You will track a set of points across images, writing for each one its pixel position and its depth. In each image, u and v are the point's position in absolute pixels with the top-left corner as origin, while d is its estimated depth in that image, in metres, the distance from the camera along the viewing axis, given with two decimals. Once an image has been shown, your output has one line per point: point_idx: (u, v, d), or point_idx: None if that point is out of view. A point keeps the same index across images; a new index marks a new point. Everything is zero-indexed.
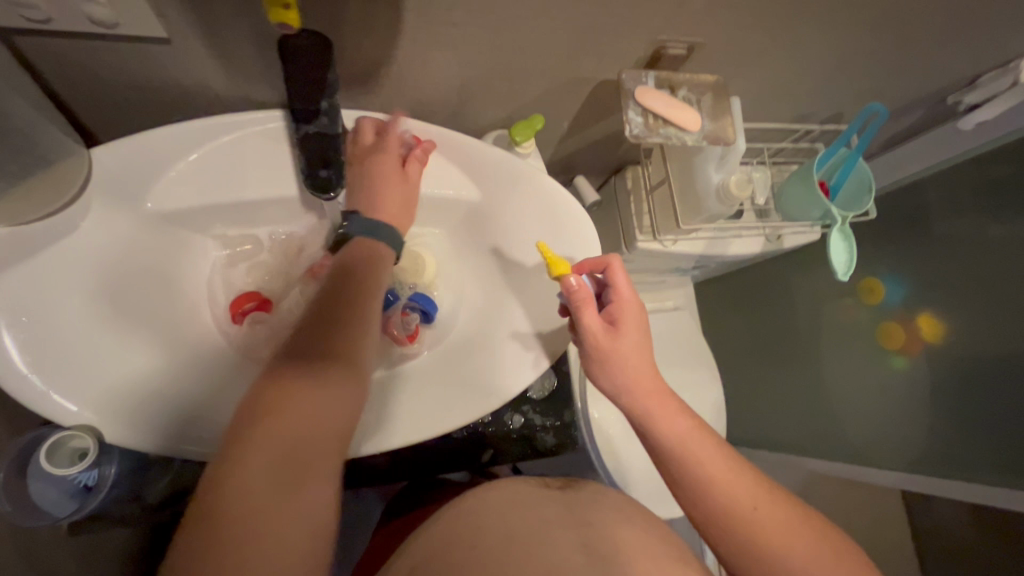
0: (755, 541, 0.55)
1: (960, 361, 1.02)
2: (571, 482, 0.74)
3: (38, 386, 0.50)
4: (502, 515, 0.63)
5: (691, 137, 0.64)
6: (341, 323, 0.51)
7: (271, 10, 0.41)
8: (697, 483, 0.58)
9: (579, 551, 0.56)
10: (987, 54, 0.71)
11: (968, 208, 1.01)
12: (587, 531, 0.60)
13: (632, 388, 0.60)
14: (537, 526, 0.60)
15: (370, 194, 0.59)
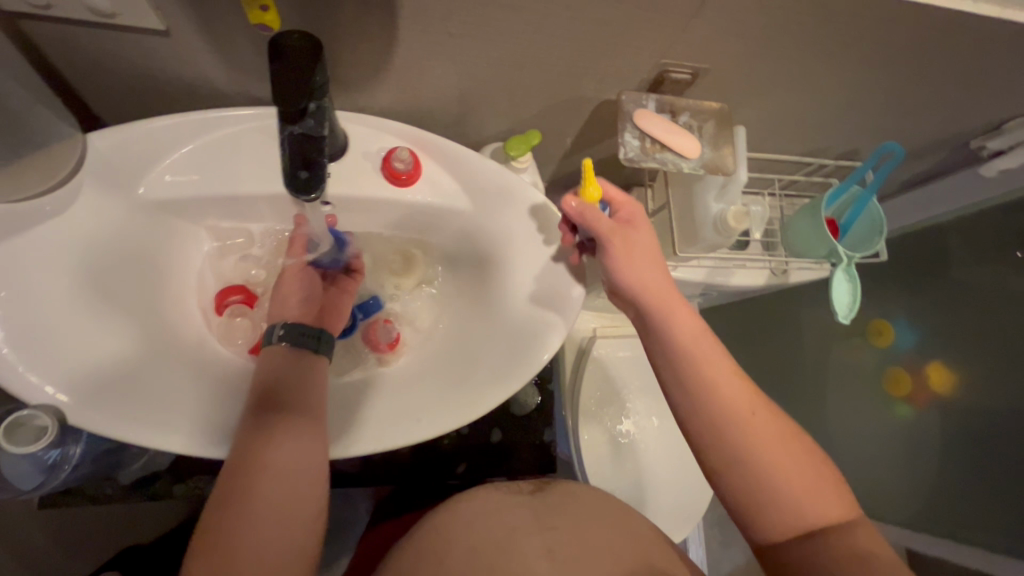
0: (747, 447, 0.52)
1: (974, 415, 0.98)
2: (542, 484, 0.72)
3: (12, 361, 0.50)
4: (477, 515, 0.64)
5: (689, 164, 0.62)
6: (303, 386, 0.55)
7: (251, 11, 0.48)
8: (696, 378, 0.55)
9: (542, 559, 0.57)
10: (1012, 100, 0.68)
11: (989, 256, 0.97)
12: (554, 535, 0.60)
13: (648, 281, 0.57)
14: (506, 532, 0.61)
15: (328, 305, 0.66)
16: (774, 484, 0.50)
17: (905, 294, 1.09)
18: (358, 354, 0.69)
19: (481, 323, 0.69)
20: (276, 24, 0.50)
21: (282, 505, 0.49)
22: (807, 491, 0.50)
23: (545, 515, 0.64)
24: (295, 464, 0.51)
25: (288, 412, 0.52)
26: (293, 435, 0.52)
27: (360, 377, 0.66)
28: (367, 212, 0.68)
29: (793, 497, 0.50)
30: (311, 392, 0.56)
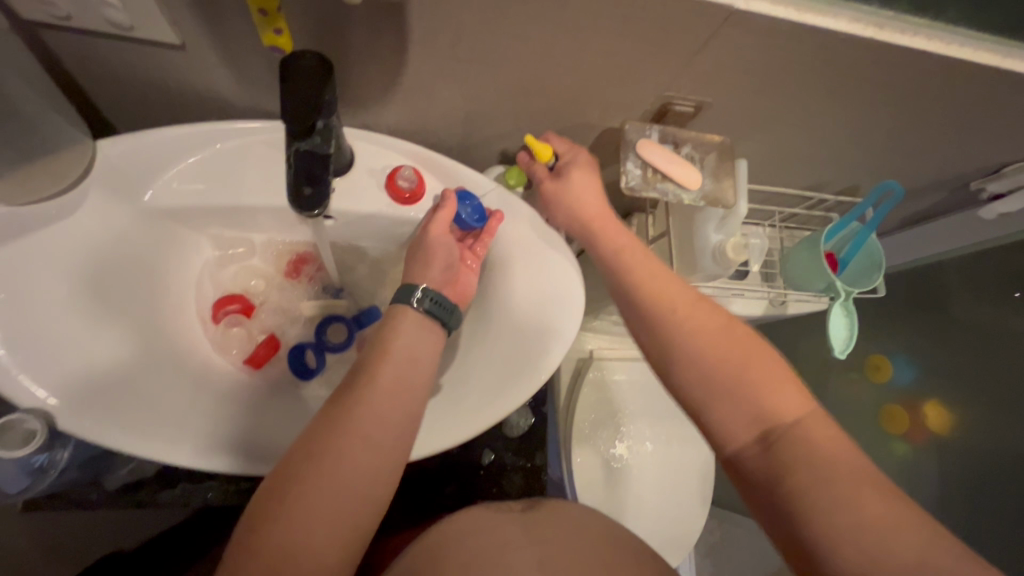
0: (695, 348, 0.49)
1: (970, 455, 0.99)
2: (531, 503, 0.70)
3: (6, 362, 0.50)
4: (471, 531, 0.62)
5: (689, 195, 0.62)
6: (404, 359, 0.49)
7: (265, 34, 0.49)
8: (649, 299, 0.53)
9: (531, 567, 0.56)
10: (1013, 146, 0.69)
11: (988, 297, 0.97)
12: (546, 548, 0.58)
13: (595, 213, 0.60)
14: (498, 546, 0.59)
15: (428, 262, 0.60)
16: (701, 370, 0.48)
17: (905, 330, 1.09)
18: None
19: (480, 346, 0.67)
20: (288, 46, 0.51)
21: (373, 468, 0.43)
22: (756, 379, 0.46)
23: (537, 528, 0.62)
24: (385, 428, 0.45)
25: (391, 376, 0.47)
26: (378, 395, 0.46)
27: None
28: (369, 228, 0.68)
29: (721, 386, 0.47)
30: (413, 353, 0.50)
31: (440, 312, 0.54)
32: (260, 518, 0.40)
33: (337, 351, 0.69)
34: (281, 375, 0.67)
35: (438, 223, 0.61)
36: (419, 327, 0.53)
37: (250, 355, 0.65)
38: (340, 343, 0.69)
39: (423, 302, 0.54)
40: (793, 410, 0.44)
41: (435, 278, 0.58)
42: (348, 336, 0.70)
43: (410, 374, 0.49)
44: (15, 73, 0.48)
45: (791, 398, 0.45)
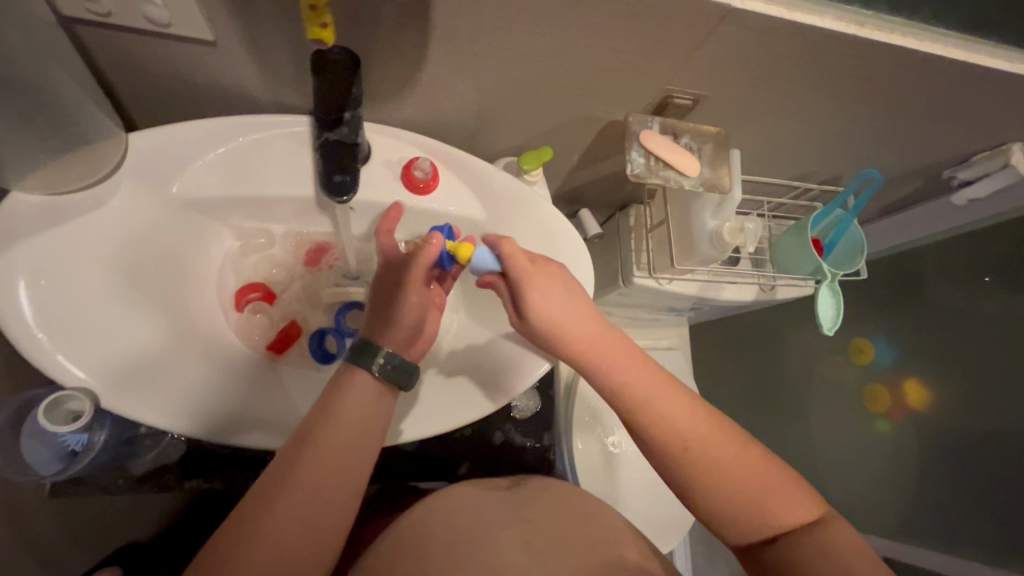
0: (646, 406, 0.57)
1: (946, 429, 1.05)
2: (518, 481, 0.77)
3: (48, 345, 0.53)
4: (459, 508, 0.68)
5: (689, 182, 0.67)
6: (348, 407, 0.54)
7: (309, 28, 0.46)
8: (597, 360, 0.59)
9: (518, 547, 0.62)
10: (980, 136, 0.75)
11: (960, 280, 1.04)
12: (530, 527, 0.65)
13: (566, 326, 0.58)
14: (486, 524, 0.64)
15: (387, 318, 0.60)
16: (653, 416, 0.56)
17: (885, 314, 1.16)
18: None
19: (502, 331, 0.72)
20: (332, 39, 0.48)
21: (324, 501, 0.50)
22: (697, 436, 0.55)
23: (521, 509, 0.68)
24: (333, 466, 0.51)
25: (338, 422, 0.53)
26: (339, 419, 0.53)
27: None
28: (387, 217, 0.71)
29: (673, 434, 0.55)
30: (359, 399, 0.55)
31: (395, 376, 0.57)
32: (209, 566, 0.45)
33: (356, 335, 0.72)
34: (304, 359, 0.69)
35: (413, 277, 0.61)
36: (365, 379, 0.56)
37: (274, 339, 0.68)
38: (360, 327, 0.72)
39: (382, 369, 0.56)
40: (725, 453, 0.54)
41: (399, 338, 0.59)
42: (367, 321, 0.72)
43: (359, 416, 0.54)
44: (65, 70, 0.50)
45: (781, 491, 0.53)
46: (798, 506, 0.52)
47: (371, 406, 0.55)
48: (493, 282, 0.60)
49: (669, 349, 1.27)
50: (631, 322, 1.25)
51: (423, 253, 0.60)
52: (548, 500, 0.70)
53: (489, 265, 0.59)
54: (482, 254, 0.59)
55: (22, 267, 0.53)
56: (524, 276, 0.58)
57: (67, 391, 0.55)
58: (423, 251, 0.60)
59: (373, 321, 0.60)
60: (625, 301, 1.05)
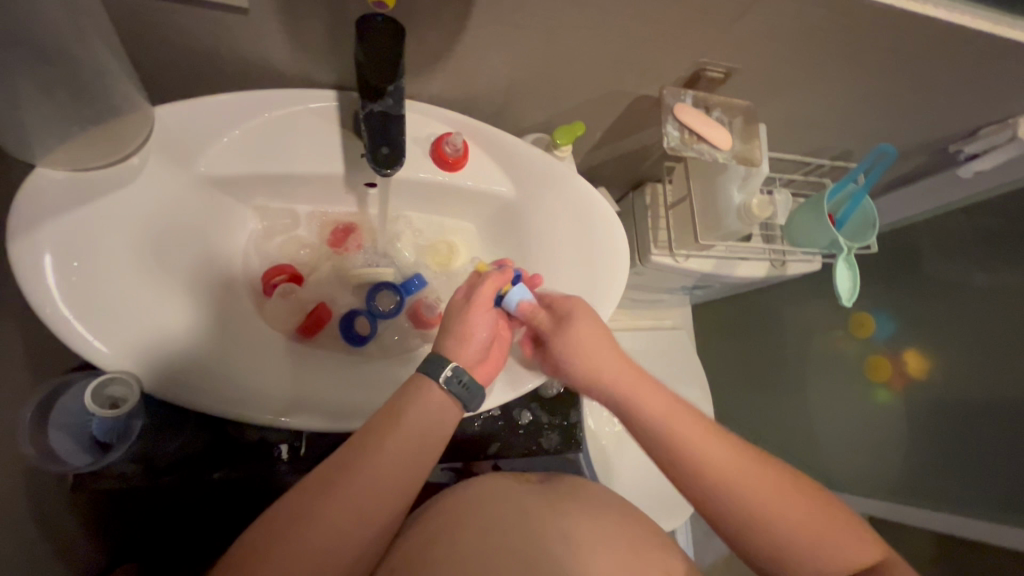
0: (702, 464, 0.55)
1: (947, 399, 1.05)
2: (551, 476, 0.70)
3: (82, 329, 0.50)
4: (486, 500, 0.61)
5: (722, 155, 0.68)
6: (414, 416, 0.52)
7: None
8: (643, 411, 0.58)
9: (557, 543, 0.55)
10: (989, 109, 0.78)
11: (955, 252, 1.06)
12: (568, 519, 0.58)
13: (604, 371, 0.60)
14: (520, 514, 0.58)
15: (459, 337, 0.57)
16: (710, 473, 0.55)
17: (883, 288, 1.18)
18: (403, 332, 0.70)
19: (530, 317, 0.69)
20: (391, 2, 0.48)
21: (375, 508, 0.49)
22: (758, 489, 0.54)
23: (555, 500, 0.61)
24: (389, 473, 0.50)
25: (401, 429, 0.51)
26: (398, 441, 0.51)
27: (408, 355, 0.69)
28: (417, 195, 0.70)
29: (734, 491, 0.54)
30: (426, 409, 0.53)
31: (465, 396, 0.55)
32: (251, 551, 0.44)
33: (388, 318, 0.70)
34: (335, 342, 0.68)
35: (483, 301, 0.58)
36: (431, 390, 0.54)
37: (303, 322, 0.66)
38: (391, 309, 0.70)
39: (450, 384, 0.54)
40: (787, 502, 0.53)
41: (469, 357, 0.57)
42: (399, 303, 0.70)
43: (423, 427, 0.52)
44: (98, 38, 0.47)
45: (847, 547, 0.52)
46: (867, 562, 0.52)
47: (435, 417, 0.53)
48: (531, 312, 0.61)
49: (674, 328, 1.29)
50: (638, 302, 1.27)
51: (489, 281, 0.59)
52: (582, 495, 0.63)
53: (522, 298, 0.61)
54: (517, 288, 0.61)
55: (55, 248, 0.50)
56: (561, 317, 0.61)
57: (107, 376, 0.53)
58: (490, 279, 0.59)
59: (445, 340, 0.57)
60: (638, 280, 1.06)
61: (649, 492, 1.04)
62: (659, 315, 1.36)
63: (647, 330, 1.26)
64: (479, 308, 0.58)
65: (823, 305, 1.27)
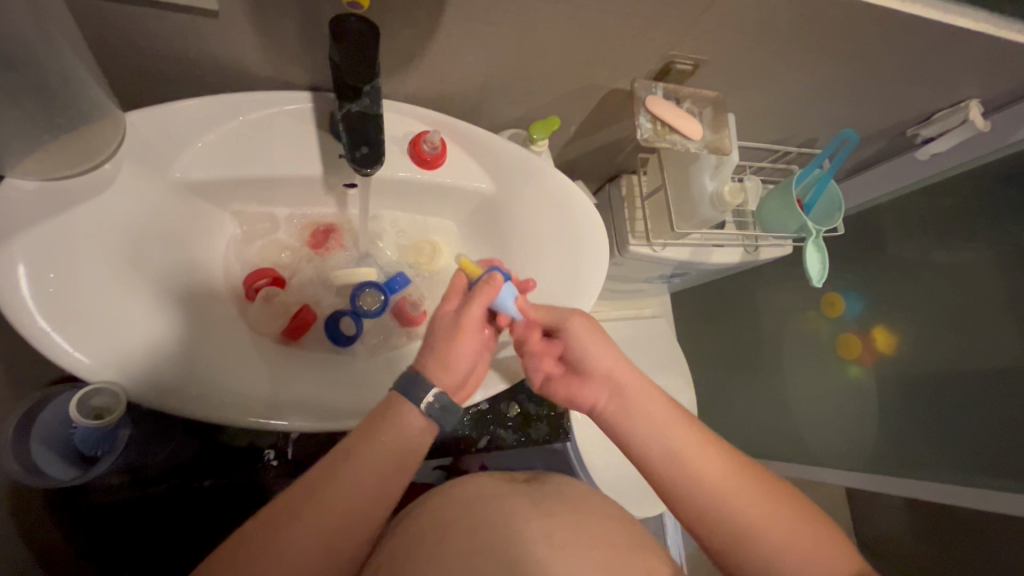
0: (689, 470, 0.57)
1: (912, 371, 1.09)
2: (535, 475, 0.69)
3: (62, 342, 0.50)
4: (468, 505, 0.59)
5: (694, 145, 0.70)
6: (391, 441, 0.52)
7: None
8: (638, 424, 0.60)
9: (538, 543, 0.53)
10: (943, 94, 0.81)
11: (917, 231, 1.11)
12: (552, 520, 0.56)
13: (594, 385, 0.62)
14: (503, 516, 0.56)
15: (445, 359, 0.55)
16: (688, 479, 0.57)
17: (852, 269, 1.22)
18: (389, 332, 0.71)
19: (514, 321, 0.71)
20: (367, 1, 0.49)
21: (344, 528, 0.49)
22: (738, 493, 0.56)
23: (541, 503, 0.59)
24: (359, 496, 0.50)
25: (376, 450, 0.51)
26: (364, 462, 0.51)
27: (394, 353, 0.69)
28: (398, 194, 0.71)
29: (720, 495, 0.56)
30: (405, 432, 0.53)
31: (444, 420, 0.54)
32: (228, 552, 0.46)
33: (372, 318, 0.70)
34: (321, 343, 0.68)
35: (471, 322, 0.56)
36: (409, 413, 0.53)
37: (287, 326, 0.66)
38: (376, 308, 0.69)
39: (432, 411, 0.54)
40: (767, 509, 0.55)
41: (452, 381, 0.56)
42: (384, 302, 0.69)
43: (397, 450, 0.52)
44: (67, 44, 0.47)
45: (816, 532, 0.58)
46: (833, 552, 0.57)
47: (412, 440, 0.53)
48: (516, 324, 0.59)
49: (654, 316, 1.31)
50: (618, 292, 1.29)
51: (481, 295, 0.57)
52: (568, 496, 0.61)
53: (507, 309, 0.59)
54: (506, 297, 0.59)
55: (28, 260, 0.49)
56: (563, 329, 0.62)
57: (91, 387, 0.53)
58: (483, 297, 0.56)
59: (429, 364, 0.55)
60: (617, 270, 1.08)
61: (635, 477, 1.06)
62: (639, 304, 1.38)
63: (628, 319, 1.29)
64: (467, 330, 0.56)
65: (796, 288, 1.31)
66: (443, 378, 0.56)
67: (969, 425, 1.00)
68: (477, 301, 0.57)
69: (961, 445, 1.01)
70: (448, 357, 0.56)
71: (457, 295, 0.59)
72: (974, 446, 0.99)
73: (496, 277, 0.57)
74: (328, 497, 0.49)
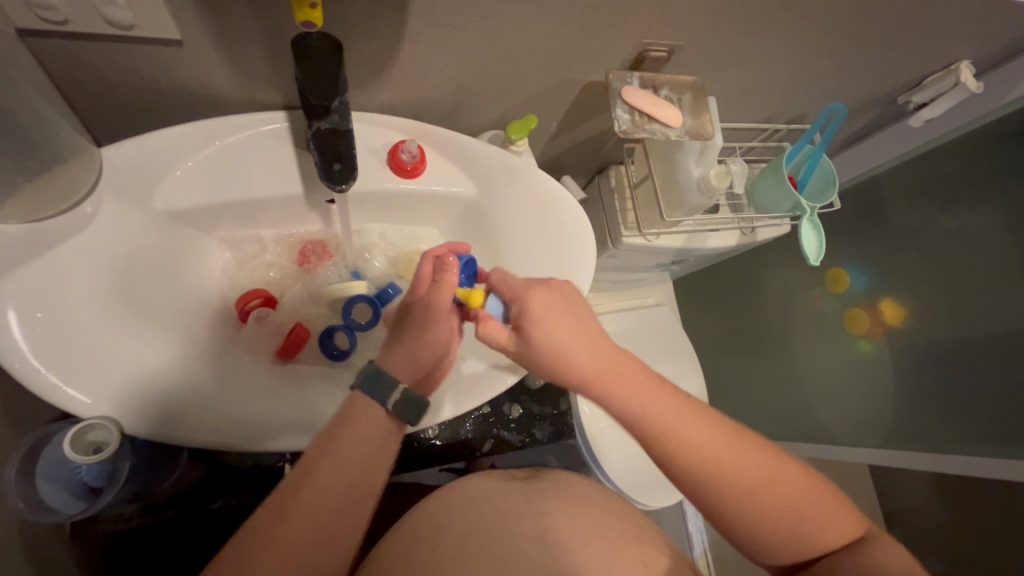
0: (710, 474, 0.52)
1: (924, 341, 1.07)
2: (535, 473, 0.69)
3: (54, 381, 0.50)
4: (467, 505, 0.59)
5: (674, 132, 0.69)
6: (353, 443, 0.53)
7: (299, 10, 0.46)
8: (654, 431, 0.53)
9: (533, 543, 0.53)
10: (932, 58, 0.79)
11: (918, 199, 1.08)
12: (546, 521, 0.56)
13: (577, 358, 0.53)
14: (498, 519, 0.56)
15: (411, 348, 0.57)
16: (712, 484, 0.53)
17: (854, 242, 1.20)
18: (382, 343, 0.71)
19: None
20: (322, 20, 0.48)
21: (326, 532, 0.51)
22: (762, 487, 0.52)
23: (537, 500, 0.60)
24: (334, 501, 0.51)
25: (343, 454, 0.53)
26: (332, 469, 0.52)
27: None
28: (380, 205, 0.70)
29: (745, 494, 0.52)
30: (365, 432, 0.54)
31: (406, 414, 0.56)
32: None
33: (365, 332, 0.70)
34: (315, 359, 0.68)
35: (440, 309, 0.57)
36: (370, 419, 0.55)
37: (281, 346, 0.66)
38: (368, 321, 0.70)
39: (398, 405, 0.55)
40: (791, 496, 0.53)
41: (425, 369, 0.58)
42: (375, 314, 0.70)
43: (366, 456, 0.54)
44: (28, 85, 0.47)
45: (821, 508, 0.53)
46: (841, 524, 0.53)
47: (377, 442, 0.55)
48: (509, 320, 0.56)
49: (658, 304, 1.30)
50: (619, 283, 1.28)
51: (448, 286, 0.56)
52: (566, 495, 0.61)
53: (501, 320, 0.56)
54: (492, 305, 0.56)
55: (14, 303, 0.50)
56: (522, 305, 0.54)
57: (88, 422, 0.53)
58: (448, 284, 0.56)
59: (395, 354, 0.57)
60: (615, 262, 1.07)
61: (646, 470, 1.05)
62: (642, 293, 1.37)
63: (630, 310, 1.28)
64: (439, 317, 0.57)
65: (799, 265, 1.28)
66: (409, 372, 0.57)
67: (989, 393, 0.98)
68: (443, 289, 0.56)
69: (981, 415, 0.99)
70: (411, 345, 0.57)
71: (424, 284, 0.58)
72: (996, 416, 0.97)
73: (455, 266, 0.56)
74: (305, 507, 0.50)
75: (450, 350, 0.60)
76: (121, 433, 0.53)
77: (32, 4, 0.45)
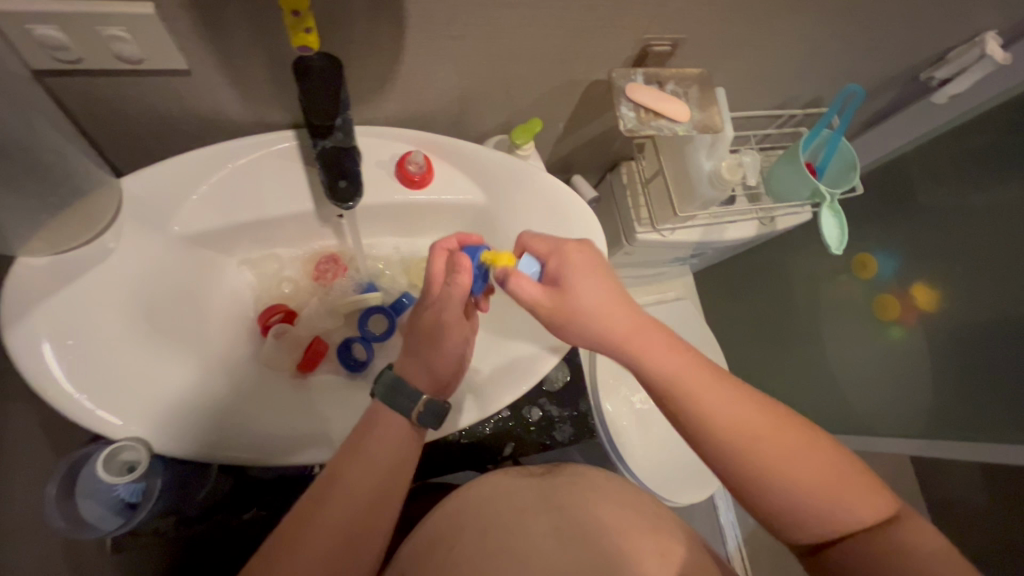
0: (745, 449, 0.49)
1: (957, 323, 1.03)
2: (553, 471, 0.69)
3: (86, 404, 0.52)
4: (481, 502, 0.60)
5: (682, 127, 0.68)
6: (378, 442, 0.55)
7: (293, 34, 0.46)
8: (684, 399, 0.51)
9: (547, 537, 0.54)
10: (953, 31, 0.76)
11: (947, 177, 1.04)
12: (560, 514, 0.56)
13: (610, 314, 0.53)
14: (514, 514, 0.57)
15: (425, 357, 0.58)
16: (743, 455, 0.49)
17: (881, 225, 1.16)
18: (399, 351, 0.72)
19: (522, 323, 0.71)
20: (316, 44, 0.48)
21: (357, 530, 0.52)
22: (791, 458, 0.48)
23: (552, 495, 0.60)
24: (362, 499, 0.53)
25: (371, 454, 0.54)
26: (358, 468, 0.53)
27: None
28: (390, 216, 0.71)
29: (774, 467, 0.48)
30: (389, 433, 0.56)
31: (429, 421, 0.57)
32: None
33: (382, 341, 0.72)
34: (335, 371, 0.70)
35: (450, 318, 0.57)
36: (387, 423, 0.56)
37: (301, 359, 0.68)
38: (383, 332, 0.72)
39: (420, 414, 0.57)
40: (824, 475, 0.48)
41: (442, 375, 0.60)
42: (390, 324, 0.72)
43: (392, 453, 0.55)
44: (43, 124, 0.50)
45: (852, 483, 0.48)
46: (872, 499, 0.49)
47: (404, 443, 0.57)
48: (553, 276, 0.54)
49: (680, 299, 1.28)
50: (638, 280, 1.26)
51: (460, 287, 0.55)
52: (584, 493, 0.61)
53: (533, 279, 0.55)
54: (526, 264, 0.54)
55: (46, 331, 0.52)
56: (562, 259, 0.53)
57: (119, 444, 0.56)
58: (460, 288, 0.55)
59: (411, 366, 0.59)
60: (631, 259, 1.05)
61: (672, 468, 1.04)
62: (662, 288, 1.35)
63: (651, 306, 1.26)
64: (451, 324, 0.57)
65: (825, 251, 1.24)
66: (426, 381, 0.59)
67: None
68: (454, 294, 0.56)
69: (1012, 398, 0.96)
70: (426, 354, 0.58)
71: (436, 283, 0.58)
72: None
73: (464, 263, 0.55)
74: (334, 507, 0.51)
75: (465, 352, 0.61)
76: (149, 452, 0.56)
77: (48, 47, 0.47)
